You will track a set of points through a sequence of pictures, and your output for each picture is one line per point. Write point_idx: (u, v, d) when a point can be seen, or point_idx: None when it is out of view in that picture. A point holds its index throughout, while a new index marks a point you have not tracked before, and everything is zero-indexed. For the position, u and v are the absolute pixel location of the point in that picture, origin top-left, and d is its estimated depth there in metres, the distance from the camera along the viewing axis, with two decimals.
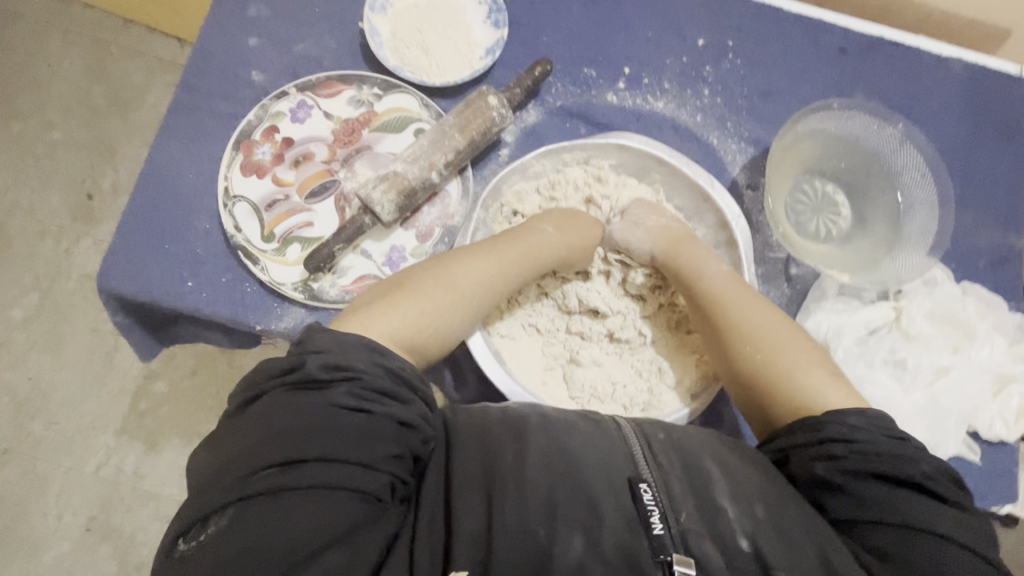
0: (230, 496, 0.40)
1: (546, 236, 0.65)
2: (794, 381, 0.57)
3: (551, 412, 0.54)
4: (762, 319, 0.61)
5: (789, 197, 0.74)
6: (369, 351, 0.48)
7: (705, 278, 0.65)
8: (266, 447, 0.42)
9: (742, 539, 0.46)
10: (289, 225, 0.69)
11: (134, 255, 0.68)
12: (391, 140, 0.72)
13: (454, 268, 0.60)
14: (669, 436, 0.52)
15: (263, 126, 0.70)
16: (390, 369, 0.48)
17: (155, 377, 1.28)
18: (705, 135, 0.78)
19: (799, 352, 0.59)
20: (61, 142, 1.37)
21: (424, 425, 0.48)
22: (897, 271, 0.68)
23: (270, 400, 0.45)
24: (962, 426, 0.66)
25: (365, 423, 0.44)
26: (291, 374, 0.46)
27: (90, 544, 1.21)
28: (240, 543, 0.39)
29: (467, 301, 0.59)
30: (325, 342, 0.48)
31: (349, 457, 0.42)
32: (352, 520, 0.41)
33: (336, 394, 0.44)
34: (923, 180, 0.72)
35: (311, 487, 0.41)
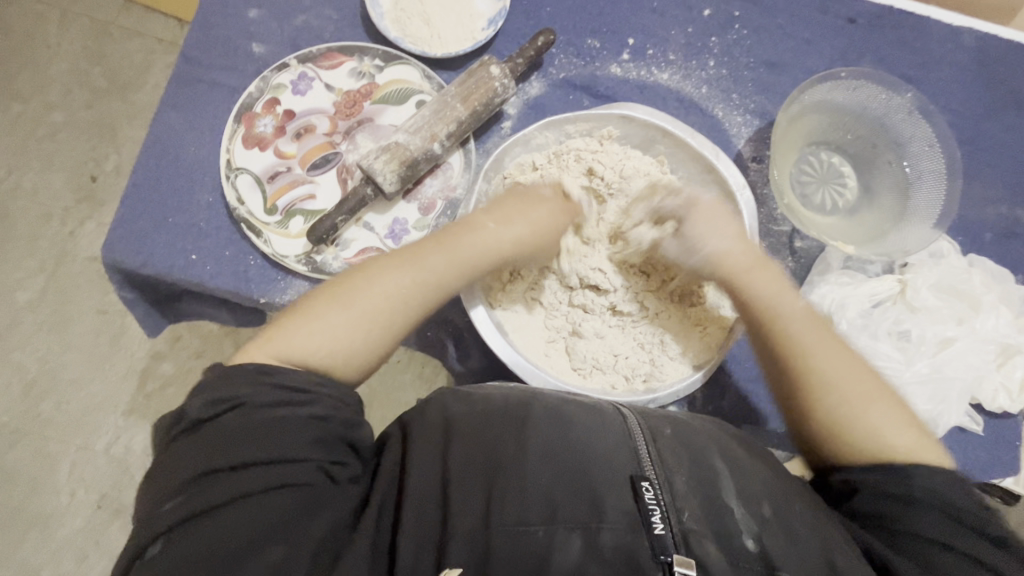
0: (162, 524, 0.41)
1: (484, 236, 0.62)
2: (863, 425, 0.53)
3: (548, 402, 0.55)
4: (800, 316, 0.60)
5: (794, 168, 0.74)
6: (256, 373, 0.46)
7: (776, 305, 0.60)
8: (178, 472, 0.42)
9: (748, 540, 0.47)
10: (291, 198, 0.68)
11: (137, 230, 0.68)
12: (393, 112, 0.71)
13: (353, 282, 0.55)
14: (675, 430, 0.54)
15: (264, 98, 0.70)
16: (284, 381, 0.47)
17: (161, 356, 1.29)
18: (710, 107, 0.77)
19: (873, 393, 0.55)
20: (62, 123, 1.37)
21: (337, 411, 0.48)
22: (903, 243, 0.68)
23: (180, 441, 0.45)
24: (965, 398, 0.66)
25: (267, 421, 0.44)
26: (183, 419, 0.45)
27: (101, 520, 1.23)
28: (185, 560, 0.40)
29: (383, 317, 0.55)
30: (216, 378, 0.47)
31: (265, 458, 0.43)
32: (286, 513, 0.42)
33: (227, 419, 0.44)
34: (929, 150, 0.70)
35: (232, 496, 0.41)
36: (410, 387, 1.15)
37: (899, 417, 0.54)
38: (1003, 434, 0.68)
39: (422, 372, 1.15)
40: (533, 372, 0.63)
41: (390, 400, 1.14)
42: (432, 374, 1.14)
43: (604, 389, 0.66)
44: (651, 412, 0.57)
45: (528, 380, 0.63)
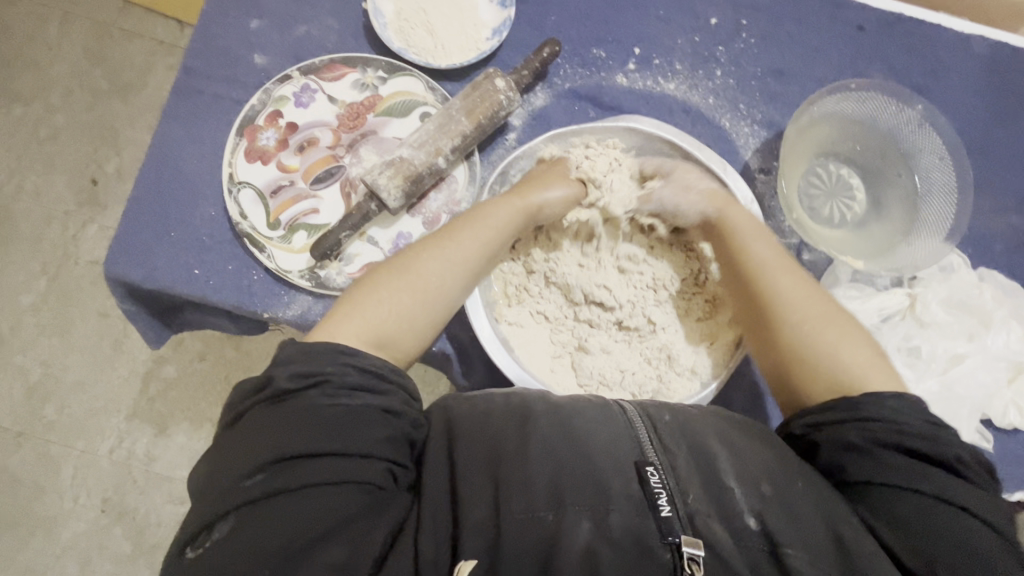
0: (231, 502, 0.41)
1: (504, 206, 0.62)
2: (824, 348, 0.56)
3: (545, 396, 0.53)
4: (785, 282, 0.60)
5: (803, 180, 0.73)
6: (337, 351, 0.47)
7: (748, 249, 0.62)
8: (251, 453, 0.42)
9: (748, 517, 0.46)
10: (295, 212, 0.68)
11: (139, 243, 0.67)
12: (396, 124, 0.70)
13: (410, 262, 0.57)
14: (675, 416, 0.52)
15: (267, 110, 0.69)
16: (363, 364, 0.47)
17: (164, 361, 1.29)
18: (717, 117, 0.76)
19: (831, 317, 0.57)
20: (64, 126, 1.36)
21: (409, 411, 0.48)
22: (913, 258, 0.67)
23: (251, 415, 0.45)
24: (975, 414, 0.65)
25: (346, 416, 0.44)
26: (268, 389, 0.46)
27: (104, 524, 1.23)
28: (251, 543, 0.40)
29: (443, 287, 0.57)
30: (294, 353, 0.47)
31: (340, 449, 0.43)
32: (352, 509, 0.42)
33: (311, 397, 0.44)
34: (941, 164, 0.70)
35: (305, 485, 0.41)
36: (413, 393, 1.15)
37: (860, 341, 0.56)
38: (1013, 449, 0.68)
39: (424, 378, 1.15)
40: (539, 387, 0.62)
41: None
42: (434, 380, 1.14)
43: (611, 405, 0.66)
44: (647, 399, 0.55)
45: None
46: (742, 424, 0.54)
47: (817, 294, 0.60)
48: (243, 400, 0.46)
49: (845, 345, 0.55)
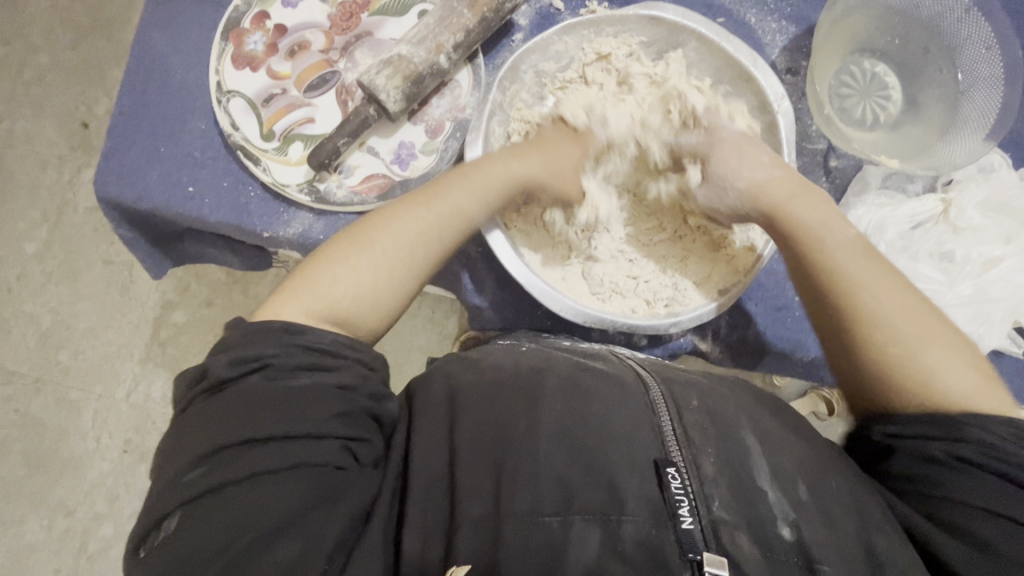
0: (174, 500, 0.40)
1: (489, 180, 0.58)
2: (920, 366, 0.50)
3: (561, 372, 0.52)
4: (882, 295, 0.52)
5: (834, 79, 0.67)
6: (278, 333, 0.46)
7: (820, 246, 0.55)
8: (190, 448, 0.41)
9: (783, 527, 0.43)
10: (289, 122, 0.64)
11: (129, 161, 0.64)
12: (392, 24, 0.65)
13: (374, 228, 0.55)
14: (703, 402, 0.50)
15: (252, 11, 0.64)
16: (310, 341, 0.46)
17: (172, 306, 1.28)
18: (743, 13, 0.70)
19: (927, 331, 0.51)
20: (48, 65, 1.30)
21: (365, 384, 0.46)
22: (951, 156, 0.62)
23: (193, 407, 0.44)
24: (1009, 320, 0.62)
25: (289, 398, 0.43)
26: (206, 378, 0.44)
27: (129, 464, 1.26)
28: (200, 539, 0.39)
29: (397, 258, 0.54)
30: (237, 338, 0.46)
31: (285, 432, 0.42)
32: (302, 498, 0.41)
33: (252, 383, 0.43)
34: (988, 53, 0.63)
35: (245, 476, 0.40)
36: (422, 330, 1.13)
37: (952, 349, 0.51)
38: None
39: (433, 318, 1.14)
40: (551, 296, 0.60)
41: (402, 345, 1.13)
42: (444, 320, 1.13)
43: (624, 313, 0.63)
44: (676, 377, 0.54)
45: (544, 301, 0.60)
46: (771, 404, 0.54)
47: (918, 306, 0.53)
48: (187, 393, 0.45)
49: (946, 365, 0.50)
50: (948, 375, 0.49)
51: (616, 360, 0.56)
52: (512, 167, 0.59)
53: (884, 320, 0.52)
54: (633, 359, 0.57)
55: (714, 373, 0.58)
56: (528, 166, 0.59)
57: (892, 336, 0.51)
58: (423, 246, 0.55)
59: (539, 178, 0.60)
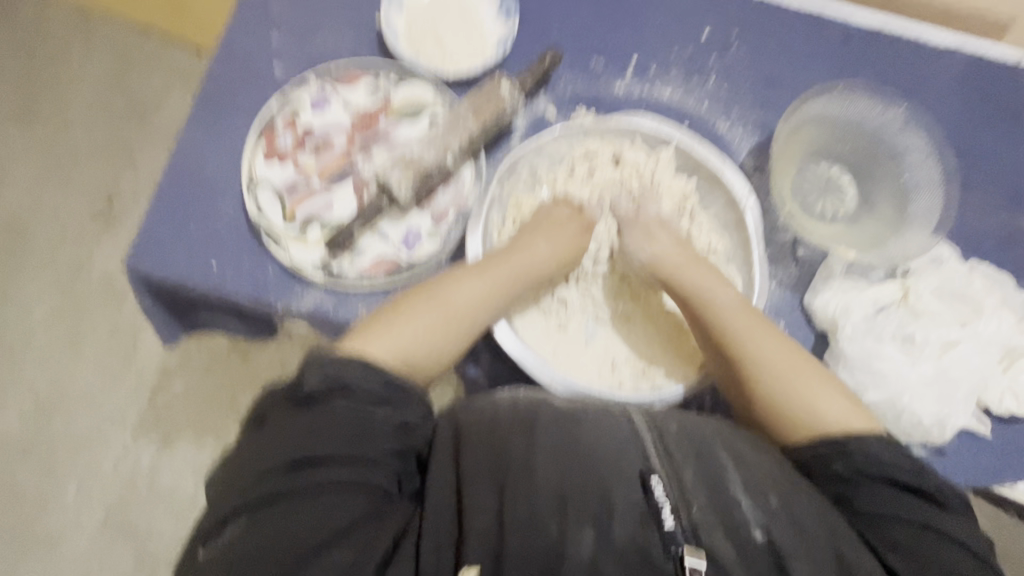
0: (249, 499, 0.46)
1: (533, 254, 0.68)
2: (801, 400, 0.59)
3: (558, 407, 0.56)
4: (762, 344, 0.62)
5: (795, 179, 0.76)
6: (364, 364, 0.52)
7: (712, 304, 0.66)
8: (271, 454, 0.47)
9: (755, 530, 0.47)
10: (309, 208, 0.71)
11: (161, 239, 0.70)
12: (406, 127, 0.74)
13: (445, 288, 0.63)
14: (681, 427, 0.55)
15: (285, 114, 0.73)
16: (389, 377, 0.52)
17: (172, 373, 1.31)
18: (713, 121, 0.80)
19: (802, 371, 0.61)
20: (84, 146, 1.42)
21: (423, 423, 0.53)
22: (905, 248, 0.70)
23: (277, 416, 0.49)
24: (971, 399, 0.66)
25: (364, 424, 0.49)
26: (294, 390, 0.50)
27: (107, 539, 1.23)
28: (268, 538, 0.44)
29: (459, 319, 0.62)
30: (321, 358, 0.52)
31: (353, 456, 0.48)
32: (355, 512, 0.46)
33: (336, 403, 0.49)
34: (928, 159, 0.72)
35: (318, 487, 0.46)
36: None
37: (825, 384, 0.60)
38: (1007, 439, 0.69)
39: None
40: (540, 370, 0.64)
41: None
42: None
43: (611, 387, 0.67)
44: (661, 411, 0.59)
45: (534, 374, 0.64)
46: (750, 439, 0.57)
47: (794, 352, 0.63)
48: (271, 401, 0.51)
49: (821, 398, 0.59)
50: (824, 404, 0.58)
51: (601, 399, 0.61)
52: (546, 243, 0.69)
53: (764, 367, 0.61)
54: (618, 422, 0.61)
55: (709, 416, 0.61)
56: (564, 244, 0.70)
57: (773, 378, 0.61)
58: (489, 305, 0.64)
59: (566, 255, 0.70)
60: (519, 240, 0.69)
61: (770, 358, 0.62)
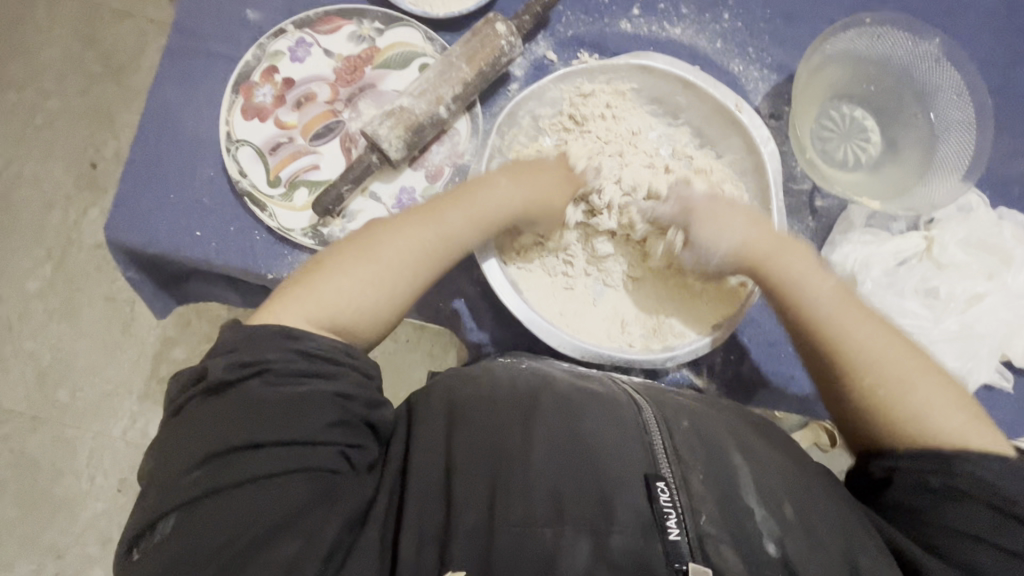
0: (171, 503, 0.43)
1: (493, 190, 0.61)
2: (910, 400, 0.54)
3: (559, 391, 0.54)
4: (866, 335, 0.57)
5: (815, 123, 0.71)
6: (278, 338, 0.48)
7: (802, 290, 0.59)
8: (188, 453, 0.44)
9: (770, 545, 0.47)
10: (295, 169, 0.66)
11: (139, 208, 0.66)
12: (394, 77, 0.69)
13: (379, 239, 0.57)
14: (692, 422, 0.53)
15: (262, 66, 0.67)
16: (307, 348, 0.48)
17: (173, 341, 1.29)
18: (727, 62, 0.74)
19: (917, 371, 0.55)
20: (59, 108, 1.35)
21: (361, 392, 0.48)
22: (931, 197, 0.65)
23: (192, 412, 0.46)
24: (995, 354, 0.64)
25: (291, 406, 0.45)
26: (205, 380, 0.47)
27: (124, 503, 1.25)
28: (197, 536, 0.42)
29: (387, 278, 0.55)
30: (236, 341, 0.48)
31: (285, 439, 0.44)
32: (299, 501, 0.44)
33: (252, 388, 0.45)
34: (959, 99, 0.67)
35: (249, 480, 0.43)
36: (420, 363, 1.14)
37: (940, 389, 0.55)
38: None
39: (432, 352, 1.14)
40: (550, 331, 0.61)
41: (401, 378, 1.13)
42: (443, 352, 1.13)
43: (622, 347, 0.65)
44: (665, 399, 0.56)
45: (543, 337, 0.61)
46: (757, 425, 0.57)
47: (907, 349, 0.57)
48: (183, 392, 0.47)
49: (934, 409, 0.53)
50: (934, 416, 0.53)
51: (610, 382, 0.57)
52: (517, 184, 0.62)
53: (865, 360, 0.56)
54: (627, 385, 0.58)
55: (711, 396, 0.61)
56: (537, 189, 0.62)
57: (876, 379, 0.55)
58: (430, 258, 0.58)
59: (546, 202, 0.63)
60: (480, 177, 0.62)
61: (873, 350, 0.56)
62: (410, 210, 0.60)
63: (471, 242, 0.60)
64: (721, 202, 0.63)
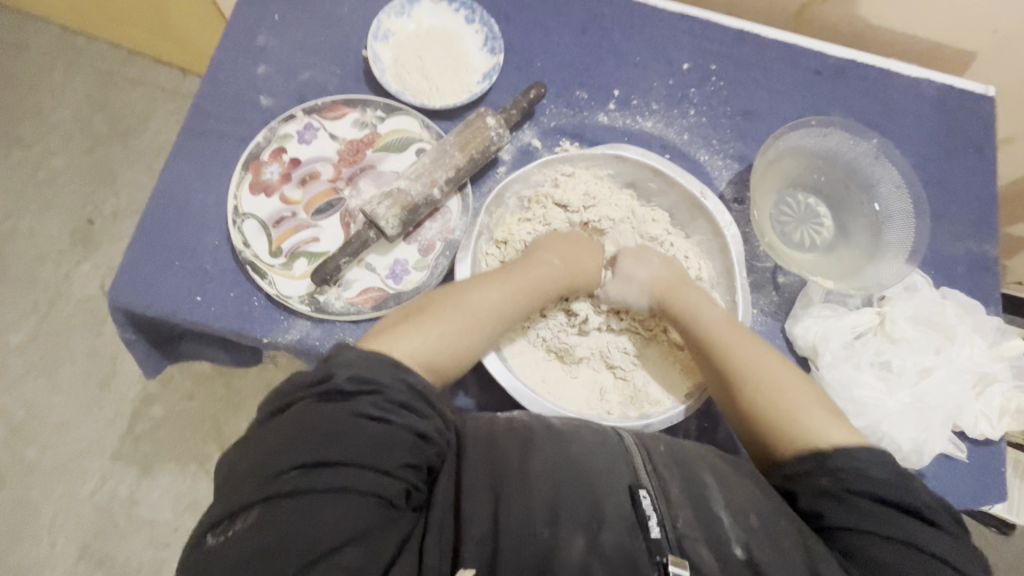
0: (260, 494, 0.43)
1: (553, 265, 0.68)
2: (779, 407, 0.58)
3: (552, 424, 0.57)
4: (744, 349, 0.62)
5: (774, 209, 0.78)
6: (391, 366, 0.50)
7: (695, 311, 0.67)
8: (291, 451, 0.45)
9: (736, 546, 0.48)
10: (296, 241, 0.71)
11: (144, 272, 0.70)
12: (393, 159, 0.75)
13: (469, 296, 0.62)
14: (669, 448, 0.56)
15: (271, 147, 0.74)
16: (416, 384, 0.51)
17: (153, 397, 1.28)
18: (694, 152, 0.82)
19: (789, 377, 0.60)
20: (63, 170, 1.40)
21: (438, 438, 0.51)
22: (879, 277, 0.72)
23: (296, 411, 0.47)
24: (948, 425, 0.68)
25: (385, 435, 0.47)
26: (324, 385, 0.48)
27: (83, 572, 1.19)
28: (274, 533, 0.42)
29: (483, 325, 0.61)
30: (355, 358, 0.50)
31: (367, 462, 0.46)
32: (365, 522, 0.44)
33: (361, 404, 0.47)
34: (897, 191, 0.75)
35: (328, 490, 0.44)
36: None
37: (813, 399, 0.58)
38: (981, 461, 0.71)
39: None
40: (532, 398, 0.65)
41: None
42: None
43: (601, 415, 0.68)
44: (648, 429, 0.59)
45: (526, 405, 0.64)
46: (731, 455, 0.58)
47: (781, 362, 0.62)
48: (293, 393, 0.49)
49: (804, 406, 0.57)
50: (804, 414, 0.57)
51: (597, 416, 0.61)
52: (567, 265, 0.69)
53: (744, 369, 0.61)
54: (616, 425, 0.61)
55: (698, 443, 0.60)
56: (577, 268, 0.69)
57: (754, 384, 0.60)
58: (509, 317, 0.64)
59: (586, 275, 0.70)
60: (533, 254, 0.69)
61: (750, 360, 0.62)
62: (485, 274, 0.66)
63: (535, 306, 0.67)
64: (665, 269, 0.70)
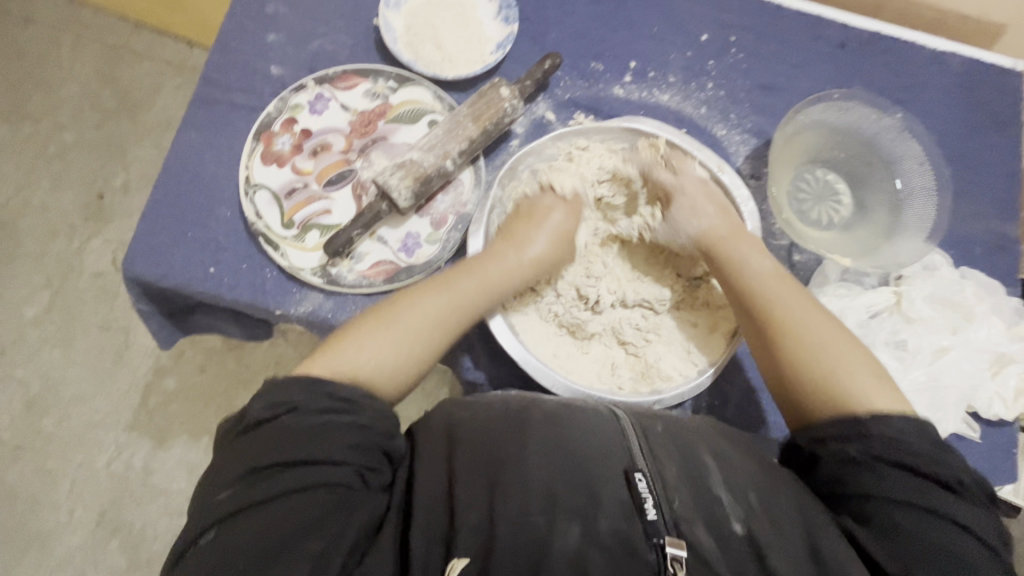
0: (215, 516, 0.45)
1: (507, 258, 0.66)
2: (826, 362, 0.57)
3: (547, 406, 0.56)
4: (789, 300, 0.62)
5: (792, 185, 0.77)
6: (307, 385, 0.50)
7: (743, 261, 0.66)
8: (232, 472, 0.46)
9: (735, 524, 0.49)
10: (308, 213, 0.71)
11: (157, 243, 0.70)
12: (405, 131, 0.74)
13: (405, 306, 0.60)
14: (665, 427, 0.56)
15: (282, 117, 0.73)
16: (335, 390, 0.50)
17: (166, 371, 1.30)
18: (711, 127, 0.80)
19: (835, 338, 0.59)
20: (72, 143, 1.40)
21: (377, 424, 0.51)
22: (898, 255, 0.70)
23: (236, 444, 0.49)
24: (961, 403, 0.68)
25: (316, 428, 0.48)
26: (244, 420, 0.50)
27: (101, 538, 1.22)
28: (234, 544, 0.43)
29: (420, 335, 0.59)
30: (269, 384, 0.51)
31: (306, 458, 0.47)
32: (321, 511, 0.46)
33: (281, 421, 0.48)
34: (919, 169, 0.73)
35: (275, 495, 0.45)
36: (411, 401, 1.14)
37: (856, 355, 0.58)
38: (995, 442, 0.70)
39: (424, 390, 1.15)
40: (543, 372, 0.65)
41: None
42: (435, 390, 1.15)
43: (612, 390, 0.68)
44: (644, 412, 0.59)
45: (537, 377, 0.65)
46: (736, 438, 0.58)
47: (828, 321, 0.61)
48: (232, 430, 0.50)
49: (849, 365, 0.57)
50: (849, 376, 0.56)
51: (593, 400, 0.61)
52: (523, 250, 0.67)
53: (792, 326, 0.60)
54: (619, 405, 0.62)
55: (701, 418, 0.61)
56: (537, 251, 0.67)
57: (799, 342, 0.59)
58: (453, 324, 0.61)
59: (547, 259, 0.68)
60: (493, 249, 0.67)
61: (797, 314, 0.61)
62: (433, 277, 0.64)
63: (488, 306, 0.64)
64: (711, 198, 0.71)
